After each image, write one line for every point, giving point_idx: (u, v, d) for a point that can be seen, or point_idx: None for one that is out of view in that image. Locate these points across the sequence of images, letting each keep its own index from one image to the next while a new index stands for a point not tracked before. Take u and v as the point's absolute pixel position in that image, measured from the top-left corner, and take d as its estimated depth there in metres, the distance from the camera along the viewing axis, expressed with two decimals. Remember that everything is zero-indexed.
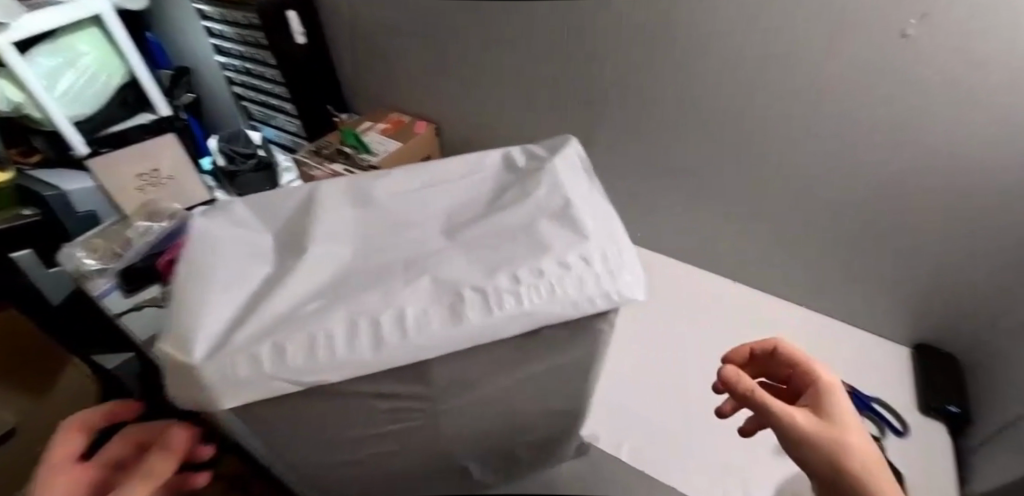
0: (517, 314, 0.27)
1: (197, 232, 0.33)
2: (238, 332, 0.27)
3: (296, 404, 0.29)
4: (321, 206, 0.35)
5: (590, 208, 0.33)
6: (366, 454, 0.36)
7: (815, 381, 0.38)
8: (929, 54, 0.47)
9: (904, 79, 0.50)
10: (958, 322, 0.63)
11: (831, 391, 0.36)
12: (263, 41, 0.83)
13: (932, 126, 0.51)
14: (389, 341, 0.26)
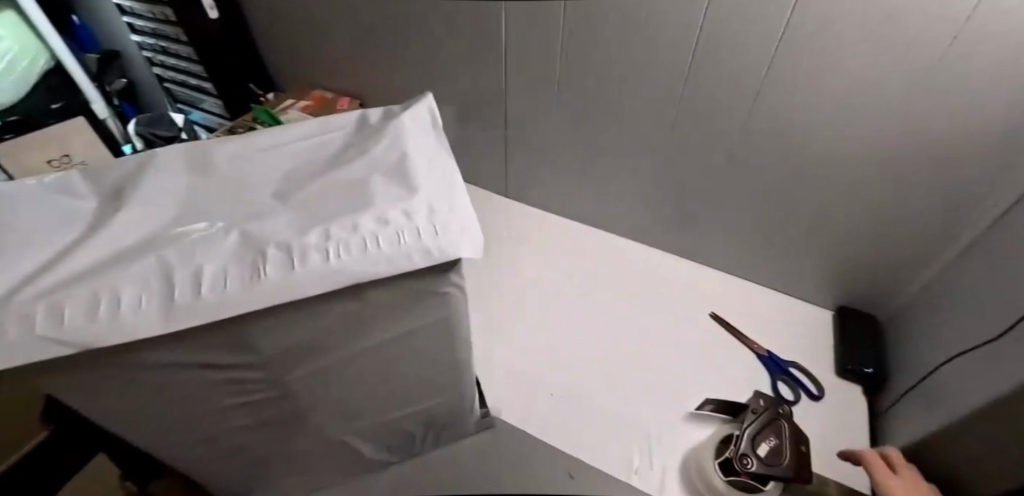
0: (322, 274, 0.25)
1: (1, 207, 0.30)
2: (18, 293, 0.24)
3: (99, 376, 0.27)
4: (148, 172, 0.32)
5: (430, 167, 0.31)
6: (218, 431, 0.35)
7: (885, 474, 0.42)
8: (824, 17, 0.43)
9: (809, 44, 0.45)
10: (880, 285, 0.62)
11: (887, 483, 0.41)
12: (173, 16, 0.78)
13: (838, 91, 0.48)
14: (179, 301, 0.24)
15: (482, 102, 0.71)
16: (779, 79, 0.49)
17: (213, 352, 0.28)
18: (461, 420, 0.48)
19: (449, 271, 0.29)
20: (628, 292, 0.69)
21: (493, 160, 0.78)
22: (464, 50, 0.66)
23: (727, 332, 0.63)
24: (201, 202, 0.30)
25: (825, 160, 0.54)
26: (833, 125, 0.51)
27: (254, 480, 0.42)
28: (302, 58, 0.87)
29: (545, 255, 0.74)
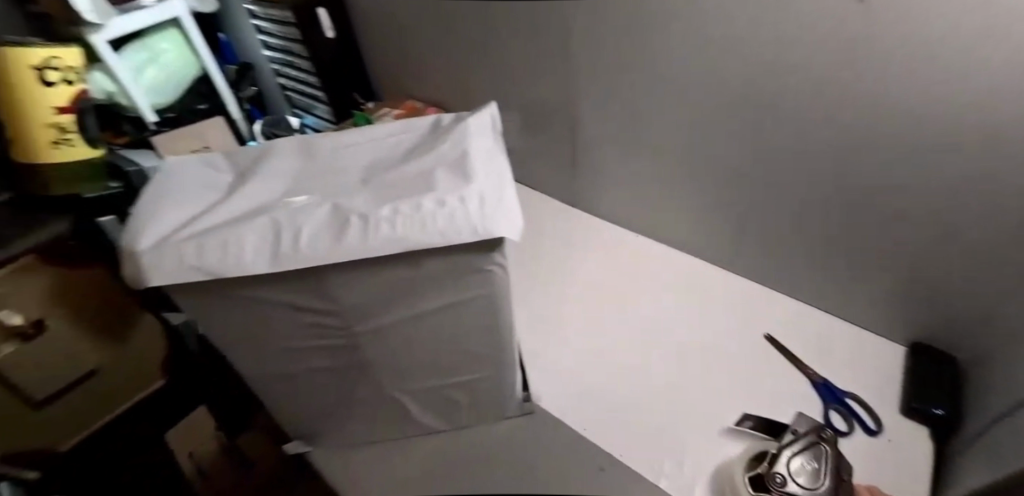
0: (390, 240, 0.31)
1: (169, 177, 0.40)
2: (177, 233, 0.33)
3: (217, 301, 0.35)
4: (273, 157, 0.41)
5: (486, 162, 0.36)
6: (297, 367, 0.42)
7: None
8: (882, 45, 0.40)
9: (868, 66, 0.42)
10: (968, 341, 0.55)
11: None
12: (298, 35, 0.93)
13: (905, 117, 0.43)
14: (282, 251, 0.31)
15: (556, 111, 0.79)
16: (838, 110, 0.48)
17: (298, 294, 0.35)
18: (501, 402, 0.53)
19: (492, 250, 0.34)
20: (677, 306, 0.70)
21: (562, 167, 0.85)
22: (540, 66, 0.75)
23: (780, 355, 0.61)
24: (307, 180, 0.38)
25: (902, 197, 0.49)
26: (909, 165, 0.46)
27: (321, 420, 0.50)
28: (404, 72, 0.99)
29: (599, 267, 0.77)
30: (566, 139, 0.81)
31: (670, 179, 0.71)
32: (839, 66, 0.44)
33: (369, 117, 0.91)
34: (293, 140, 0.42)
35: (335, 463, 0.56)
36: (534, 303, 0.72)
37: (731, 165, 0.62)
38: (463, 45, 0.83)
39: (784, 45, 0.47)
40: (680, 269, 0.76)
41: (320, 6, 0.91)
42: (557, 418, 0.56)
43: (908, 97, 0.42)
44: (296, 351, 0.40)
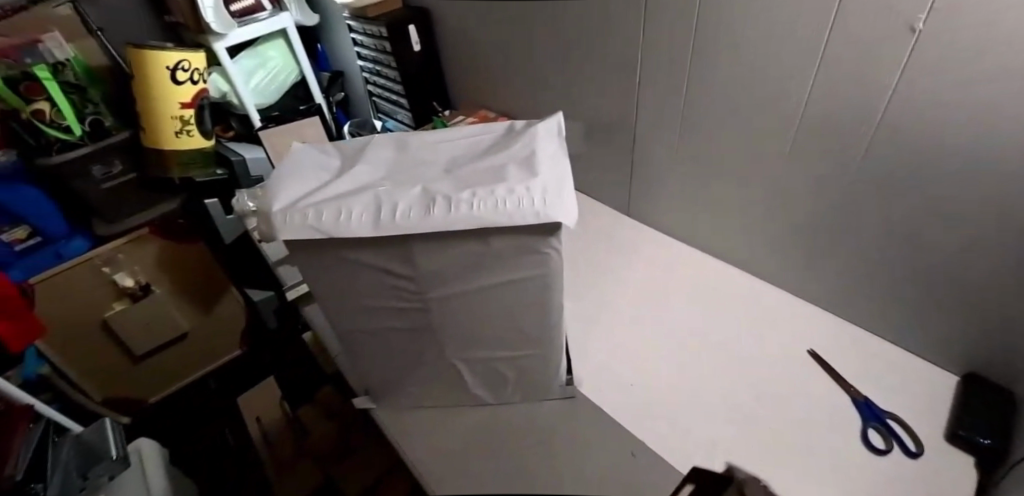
0: (468, 217, 0.38)
1: (292, 155, 0.48)
2: (302, 200, 0.41)
3: (325, 259, 0.43)
4: (374, 147, 0.49)
5: (550, 161, 0.42)
6: (376, 326, 0.50)
7: None
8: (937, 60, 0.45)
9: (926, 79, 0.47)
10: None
11: None
12: (388, 48, 1.05)
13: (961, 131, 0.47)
14: (383, 219, 0.39)
15: (619, 124, 0.86)
16: (894, 125, 0.51)
17: (390, 260, 0.42)
18: (545, 382, 0.58)
19: (551, 234, 0.40)
20: (722, 315, 0.73)
21: (621, 178, 0.93)
22: (610, 79, 0.83)
23: (821, 369, 0.63)
24: (401, 167, 0.46)
25: (952, 213, 0.51)
26: (961, 181, 0.48)
27: (388, 379, 0.57)
28: (481, 85, 1.10)
29: (649, 274, 0.82)
30: (626, 150, 0.88)
31: (725, 191, 0.76)
32: (893, 82, 0.49)
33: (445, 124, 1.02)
34: (390, 136, 0.51)
35: (395, 422, 0.62)
36: (589, 296, 0.79)
37: (785, 177, 0.66)
38: (539, 61, 0.93)
39: (842, 67, 0.53)
40: (728, 284, 0.79)
41: (411, 24, 1.04)
42: (596, 405, 0.61)
43: (944, 106, 0.46)
44: (379, 312, 0.48)
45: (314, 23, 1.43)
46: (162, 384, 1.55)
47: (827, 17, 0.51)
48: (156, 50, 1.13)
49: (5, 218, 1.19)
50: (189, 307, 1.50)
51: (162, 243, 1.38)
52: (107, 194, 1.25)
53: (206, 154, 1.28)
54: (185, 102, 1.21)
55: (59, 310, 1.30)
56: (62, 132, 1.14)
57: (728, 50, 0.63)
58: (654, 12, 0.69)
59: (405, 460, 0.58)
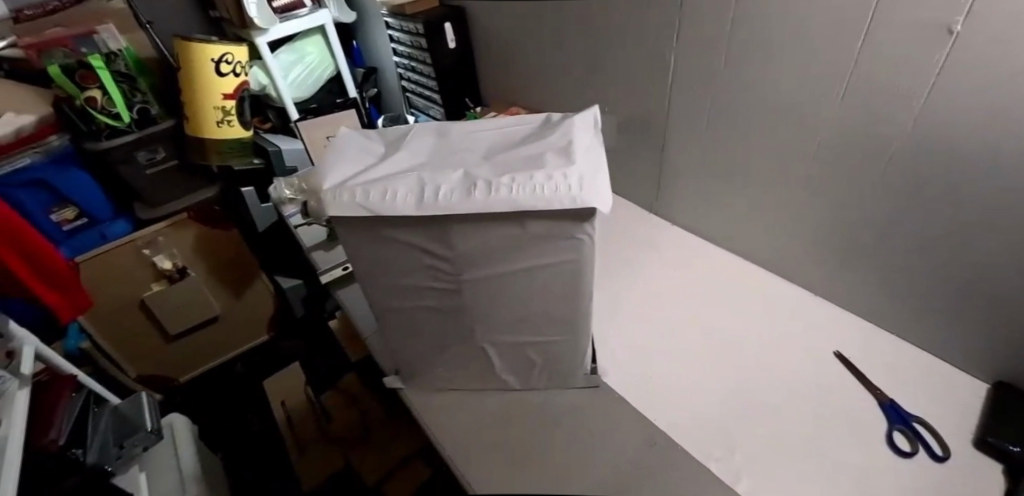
0: (507, 201, 0.40)
1: (338, 140, 0.51)
2: (350, 180, 0.43)
3: (369, 236, 0.45)
4: (416, 134, 0.51)
5: (587, 150, 0.44)
6: (411, 305, 0.52)
7: None
8: (973, 63, 0.45)
9: (961, 83, 0.47)
10: None
11: None
12: (423, 44, 1.08)
13: (995, 135, 0.47)
14: (427, 200, 0.41)
15: (650, 123, 0.87)
16: (929, 128, 0.52)
17: (430, 239, 0.44)
18: (572, 371, 0.60)
19: (586, 220, 0.41)
20: (747, 314, 0.74)
21: (650, 176, 0.94)
22: (641, 78, 0.84)
23: (847, 370, 0.63)
24: (442, 153, 0.48)
25: (984, 218, 0.51)
26: (995, 185, 0.48)
27: (419, 359, 0.60)
28: (515, 84, 1.12)
29: (674, 272, 0.83)
30: (655, 149, 0.89)
31: (754, 191, 0.76)
32: (929, 83, 0.50)
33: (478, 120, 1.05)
34: (431, 125, 0.53)
35: (424, 402, 0.65)
36: (615, 291, 0.80)
37: (815, 178, 0.67)
38: (573, 61, 0.95)
39: (878, 68, 0.53)
40: (754, 284, 0.79)
41: (448, 22, 1.07)
42: (619, 395, 0.63)
43: (981, 109, 0.47)
44: (415, 291, 0.50)
45: (350, 20, 1.47)
46: (191, 365, 1.61)
47: (863, 19, 0.52)
48: (202, 43, 1.19)
49: (54, 198, 1.25)
50: (221, 291, 1.56)
51: (198, 229, 1.44)
52: (149, 181, 1.33)
53: (244, 144, 1.33)
54: (227, 93, 1.26)
55: (101, 288, 1.38)
56: (112, 119, 1.20)
57: (762, 51, 0.64)
58: (689, 13, 0.70)
59: (433, 438, 0.60)
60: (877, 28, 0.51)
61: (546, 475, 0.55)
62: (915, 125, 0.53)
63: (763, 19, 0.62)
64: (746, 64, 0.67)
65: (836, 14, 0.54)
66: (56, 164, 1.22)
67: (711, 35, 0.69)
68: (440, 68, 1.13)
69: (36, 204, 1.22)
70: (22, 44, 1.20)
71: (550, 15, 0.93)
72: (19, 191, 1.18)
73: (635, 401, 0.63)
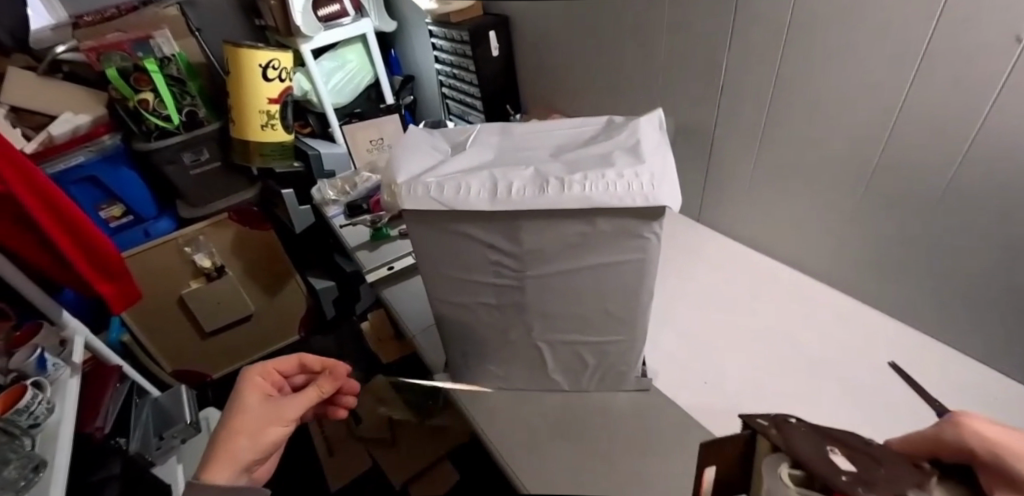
0: (580, 198, 0.40)
1: (404, 139, 0.52)
2: (425, 175, 0.44)
3: (437, 231, 0.46)
4: (482, 134, 0.52)
5: (654, 149, 0.44)
6: (471, 302, 0.53)
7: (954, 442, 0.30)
8: None
9: None
10: None
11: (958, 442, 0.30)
12: (468, 52, 1.12)
13: None
14: (501, 196, 0.42)
15: (697, 135, 0.88)
16: (994, 134, 0.51)
17: (498, 234, 0.45)
18: (624, 372, 0.61)
19: (654, 219, 0.42)
20: (796, 322, 0.73)
21: (694, 183, 0.94)
22: (691, 86, 0.85)
23: (906, 383, 0.61)
24: (508, 152, 0.48)
25: None
26: None
27: (472, 355, 0.61)
28: (557, 95, 1.15)
29: (719, 280, 0.83)
30: (700, 157, 0.90)
31: (805, 199, 0.76)
32: (998, 86, 0.49)
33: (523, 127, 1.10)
34: (495, 125, 0.54)
35: (473, 400, 0.66)
36: (663, 294, 0.80)
37: (870, 186, 0.66)
38: (618, 71, 0.97)
39: (947, 67, 0.53)
40: (802, 292, 0.78)
41: (493, 31, 1.11)
42: (670, 400, 0.62)
43: None
44: (476, 286, 0.51)
45: (390, 29, 1.51)
46: (225, 362, 1.65)
47: (930, 19, 0.52)
48: (251, 49, 1.22)
49: (103, 195, 1.31)
50: (256, 291, 1.60)
51: (238, 229, 1.49)
52: (193, 181, 1.38)
53: (286, 147, 1.37)
54: (272, 98, 1.29)
55: (143, 284, 1.43)
56: (162, 121, 1.25)
57: (817, 58, 0.65)
58: (744, 21, 0.71)
59: (484, 436, 0.61)
60: (939, 37, 0.52)
61: (594, 473, 0.55)
62: (979, 131, 0.53)
63: (818, 29, 0.63)
64: (797, 72, 0.68)
65: (898, 24, 0.55)
66: (108, 162, 1.26)
67: (761, 49, 0.71)
68: (483, 75, 1.16)
69: (87, 200, 1.28)
70: (83, 47, 1.24)
71: (597, 25, 0.95)
72: (71, 187, 1.24)
73: (684, 404, 0.63)
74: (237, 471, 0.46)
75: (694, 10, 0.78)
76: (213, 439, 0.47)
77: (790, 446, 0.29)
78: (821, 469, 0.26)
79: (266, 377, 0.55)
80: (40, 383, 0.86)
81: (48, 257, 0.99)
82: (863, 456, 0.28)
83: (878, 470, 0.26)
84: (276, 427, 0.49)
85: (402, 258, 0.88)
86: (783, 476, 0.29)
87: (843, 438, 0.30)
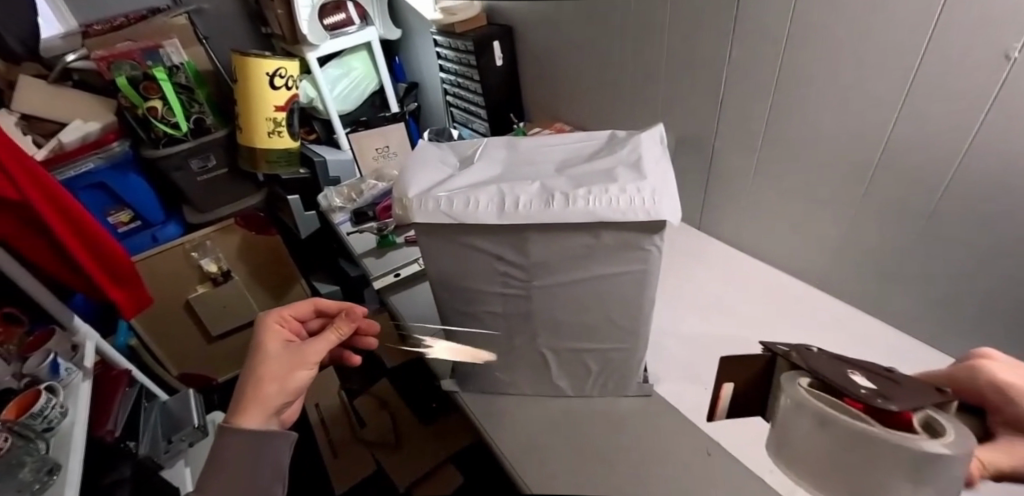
0: (585, 212, 0.42)
1: (413, 152, 0.54)
2: (435, 188, 0.46)
3: (448, 243, 0.48)
4: (489, 148, 0.54)
5: (656, 165, 0.46)
6: (478, 311, 0.55)
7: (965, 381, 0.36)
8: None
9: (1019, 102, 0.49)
10: None
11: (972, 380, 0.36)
12: (472, 61, 1.14)
13: None
14: (509, 210, 0.43)
15: (697, 143, 0.90)
16: (985, 148, 0.53)
17: (506, 247, 0.47)
18: (626, 378, 0.62)
19: (656, 232, 0.44)
20: (795, 329, 0.74)
21: (693, 190, 0.96)
22: (691, 96, 0.87)
23: None
24: (515, 166, 0.50)
25: None
26: None
27: (479, 362, 0.62)
28: (559, 104, 1.17)
29: (719, 287, 0.84)
30: (700, 166, 0.92)
31: (802, 208, 0.78)
32: (988, 103, 0.52)
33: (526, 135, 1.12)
34: (501, 139, 0.55)
35: (479, 405, 0.67)
36: (664, 302, 0.82)
37: (867, 196, 0.68)
38: (620, 81, 0.98)
39: (941, 79, 0.54)
40: (800, 299, 0.80)
41: (497, 41, 1.13)
42: (671, 405, 0.64)
43: None
44: (484, 296, 0.53)
45: (395, 37, 1.53)
46: (230, 365, 1.67)
47: (923, 36, 0.54)
48: (258, 58, 1.23)
49: (112, 201, 1.33)
50: (262, 295, 1.62)
51: (244, 234, 1.52)
52: (201, 187, 1.40)
53: (292, 154, 1.39)
54: (279, 106, 1.30)
55: (150, 288, 1.45)
56: (171, 128, 1.27)
57: (814, 71, 0.67)
58: (743, 34, 0.73)
59: (490, 441, 0.62)
60: (931, 54, 0.54)
61: (598, 477, 0.57)
62: (970, 146, 0.55)
63: (816, 42, 0.65)
64: (794, 84, 0.70)
65: (893, 40, 0.57)
66: (116, 168, 1.28)
67: (760, 61, 0.73)
68: (487, 84, 1.18)
69: (96, 206, 1.31)
70: (93, 56, 1.25)
71: (598, 36, 0.97)
72: (81, 193, 1.26)
73: (684, 410, 0.64)
74: (270, 415, 0.49)
75: (694, 23, 0.80)
76: (241, 387, 0.50)
77: (812, 365, 0.33)
78: (844, 384, 0.30)
79: (283, 324, 0.57)
80: (53, 387, 0.88)
81: (57, 260, 1.00)
82: (882, 382, 0.31)
83: (896, 391, 0.30)
84: (302, 370, 0.51)
85: (409, 265, 0.90)
86: (801, 385, 0.32)
87: (864, 370, 0.34)
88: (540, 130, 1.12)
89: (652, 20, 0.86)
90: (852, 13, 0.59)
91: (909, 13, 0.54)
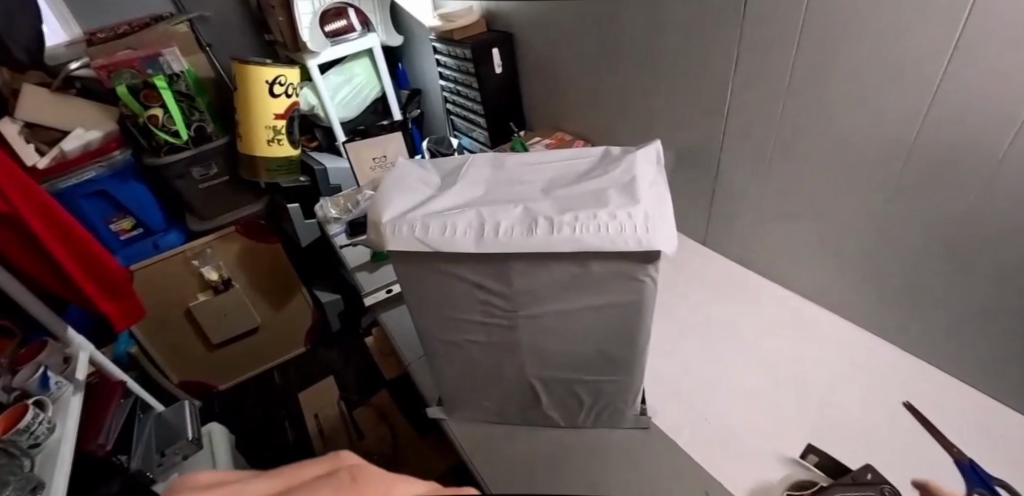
0: (572, 240, 0.39)
1: (393, 171, 0.51)
2: (412, 212, 0.43)
3: (426, 269, 0.44)
4: (475, 165, 0.51)
5: (651, 187, 0.42)
6: (461, 339, 0.51)
7: None
8: None
9: None
10: None
11: None
12: (471, 69, 1.12)
13: None
14: (488, 237, 0.40)
15: (703, 152, 0.85)
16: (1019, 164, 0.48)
17: (487, 275, 0.44)
18: (620, 410, 0.59)
19: (650, 262, 0.40)
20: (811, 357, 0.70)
21: (698, 202, 0.92)
22: (696, 103, 0.82)
23: (920, 425, 0.59)
24: (500, 186, 0.47)
25: None
26: None
27: (463, 389, 0.59)
28: (561, 110, 1.14)
29: (727, 310, 0.80)
30: (706, 177, 0.87)
31: (815, 227, 0.73)
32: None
33: (525, 143, 1.09)
34: (489, 155, 0.52)
35: (465, 434, 0.64)
36: (666, 326, 0.78)
37: (887, 213, 0.63)
38: (621, 86, 0.95)
39: (969, 86, 0.49)
40: (812, 323, 0.76)
41: (496, 48, 1.10)
42: (669, 437, 0.60)
43: None
44: (468, 326, 0.49)
45: (397, 43, 1.50)
46: (232, 374, 1.66)
47: (949, 41, 0.49)
48: (258, 65, 1.22)
49: (113, 208, 1.32)
50: (264, 304, 1.61)
51: (244, 243, 1.50)
52: (201, 195, 1.39)
53: (292, 162, 1.37)
54: (278, 113, 1.29)
55: (151, 296, 1.44)
56: (172, 136, 1.25)
57: (827, 80, 0.62)
58: (750, 39, 0.69)
59: (478, 474, 0.59)
60: (959, 61, 0.49)
61: None
62: (1004, 162, 0.49)
63: (831, 47, 0.60)
64: (807, 93, 0.65)
65: (915, 45, 0.52)
66: (117, 176, 1.27)
67: (769, 66, 0.69)
68: (486, 92, 1.16)
69: (98, 214, 1.30)
70: (94, 64, 1.24)
71: (598, 40, 0.93)
72: (82, 201, 1.25)
73: (685, 445, 0.60)
74: None
75: (695, 25, 0.75)
76: None
77: None
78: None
79: None
80: (42, 402, 0.86)
81: (50, 271, 0.99)
82: None
83: None
84: None
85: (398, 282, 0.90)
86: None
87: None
88: (540, 139, 1.09)
89: (651, 22, 0.82)
90: (868, 17, 0.55)
91: (931, 17, 0.50)
